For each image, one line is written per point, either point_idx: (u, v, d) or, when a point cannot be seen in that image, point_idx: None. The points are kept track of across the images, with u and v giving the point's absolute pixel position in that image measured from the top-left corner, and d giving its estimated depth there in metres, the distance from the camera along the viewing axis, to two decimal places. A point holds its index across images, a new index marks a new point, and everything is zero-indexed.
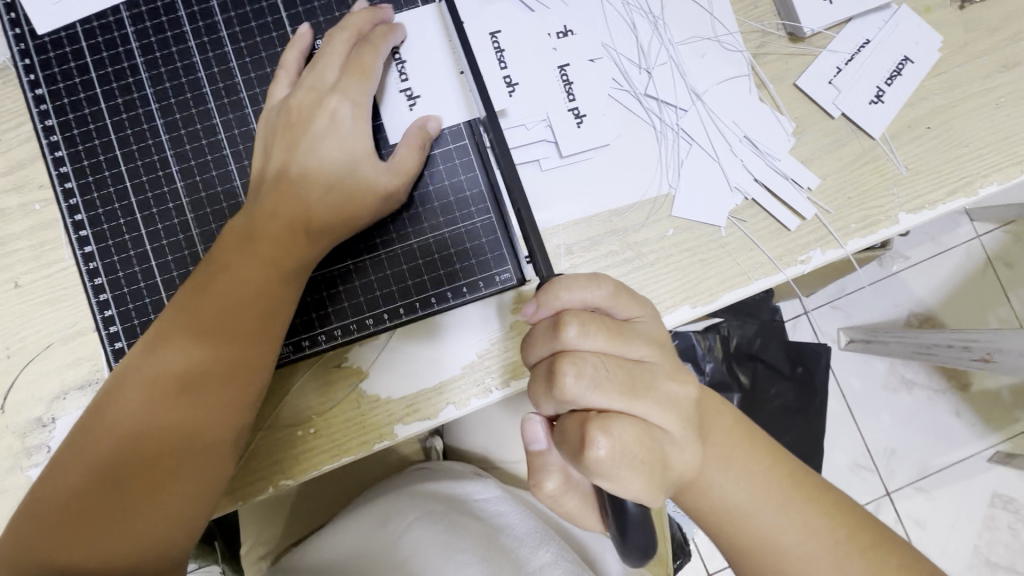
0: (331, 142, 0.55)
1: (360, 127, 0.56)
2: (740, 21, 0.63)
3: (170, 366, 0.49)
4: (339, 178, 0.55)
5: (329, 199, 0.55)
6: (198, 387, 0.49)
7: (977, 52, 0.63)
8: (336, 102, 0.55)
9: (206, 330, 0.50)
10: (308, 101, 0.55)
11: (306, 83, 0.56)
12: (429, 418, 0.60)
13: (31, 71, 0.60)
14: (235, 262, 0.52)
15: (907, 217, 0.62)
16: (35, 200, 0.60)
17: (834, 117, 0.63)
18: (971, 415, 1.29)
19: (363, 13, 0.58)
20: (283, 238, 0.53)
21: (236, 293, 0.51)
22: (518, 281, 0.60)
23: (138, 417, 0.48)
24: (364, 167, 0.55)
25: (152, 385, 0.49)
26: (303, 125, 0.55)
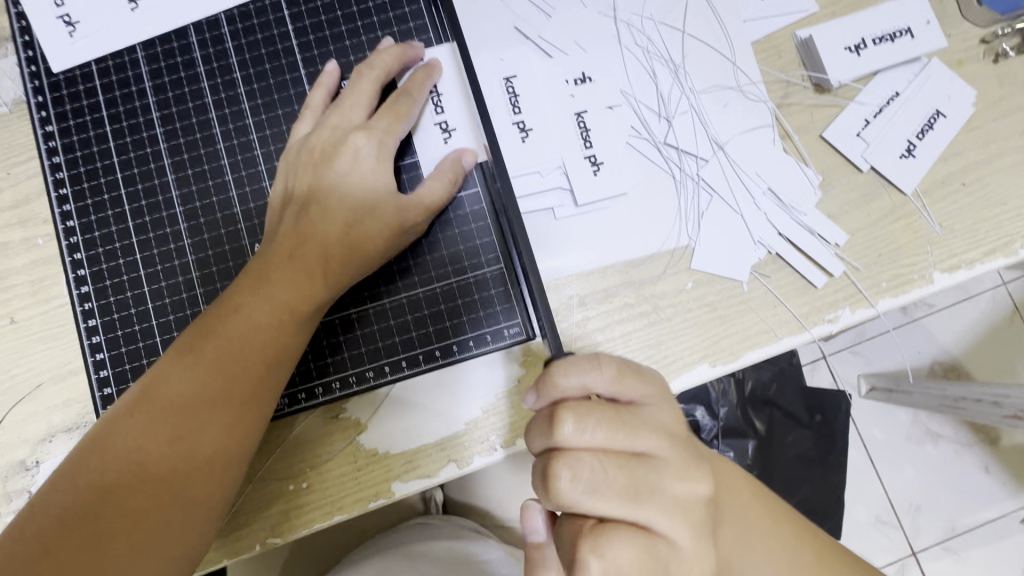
0: (354, 181, 0.54)
1: (383, 165, 0.54)
2: (763, 70, 0.61)
3: (163, 408, 0.46)
4: (362, 215, 0.53)
5: (345, 237, 0.52)
6: (192, 433, 0.46)
7: (1012, 106, 0.61)
8: (362, 140, 0.54)
9: (210, 376, 0.47)
10: (331, 139, 0.54)
11: (331, 122, 0.55)
12: (429, 476, 0.56)
13: (44, 108, 0.59)
14: (246, 304, 0.50)
15: (941, 277, 0.59)
16: (37, 235, 0.59)
17: (863, 171, 0.60)
18: (1002, 471, 1.21)
19: (394, 50, 0.57)
20: (298, 278, 0.51)
21: (246, 337, 0.49)
22: (529, 336, 0.58)
23: (128, 464, 0.45)
24: (385, 207, 0.53)
25: (147, 432, 0.46)
26: (325, 163, 0.54)
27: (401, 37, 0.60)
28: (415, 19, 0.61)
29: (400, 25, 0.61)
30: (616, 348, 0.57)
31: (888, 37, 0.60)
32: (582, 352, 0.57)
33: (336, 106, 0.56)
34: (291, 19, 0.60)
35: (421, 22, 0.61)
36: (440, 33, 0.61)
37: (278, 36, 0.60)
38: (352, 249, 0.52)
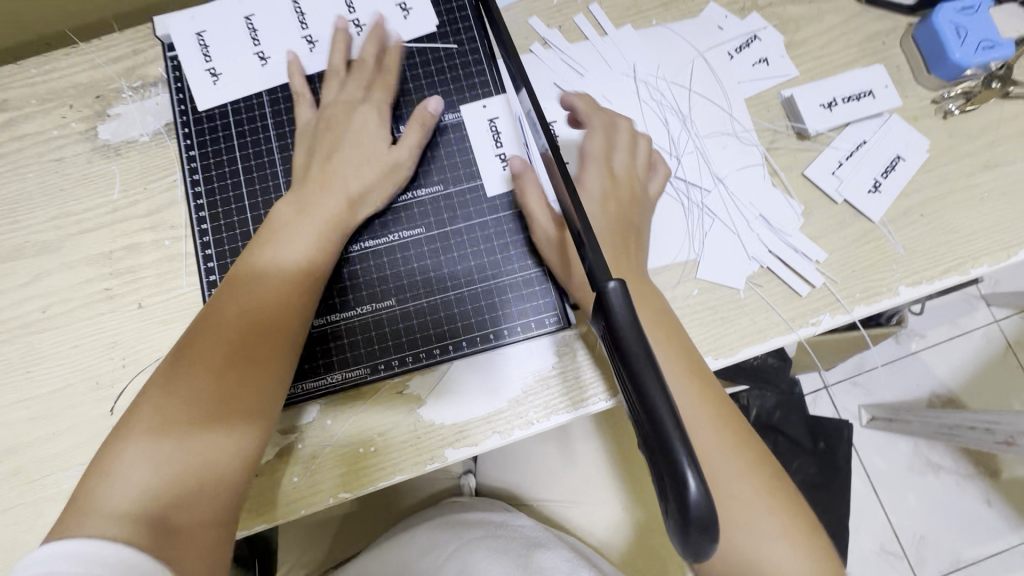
0: (359, 137, 0.69)
1: (379, 123, 0.71)
2: (755, 121, 0.76)
3: (195, 387, 0.53)
4: (367, 158, 0.68)
5: (364, 176, 0.67)
6: (233, 387, 0.54)
7: (960, 153, 0.74)
8: (364, 109, 0.71)
9: (253, 312, 0.58)
10: (337, 112, 0.70)
11: (339, 99, 0.71)
12: (477, 444, 0.67)
13: (189, 138, 0.74)
14: (284, 239, 0.63)
15: (906, 289, 0.71)
16: (165, 238, 0.73)
17: (837, 203, 0.73)
18: (1001, 502, 1.36)
19: (373, 31, 0.74)
20: (303, 241, 0.63)
21: (283, 267, 0.61)
22: (569, 324, 0.69)
23: (184, 399, 0.52)
24: (384, 153, 0.69)
25: (195, 373, 0.53)
26: (339, 129, 0.69)
27: (467, 87, 0.75)
28: (479, 74, 0.75)
29: (468, 80, 0.75)
30: None
31: (853, 97, 0.75)
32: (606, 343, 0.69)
33: (336, 86, 0.72)
34: None
35: (485, 78, 0.75)
36: (498, 83, 0.75)
37: None
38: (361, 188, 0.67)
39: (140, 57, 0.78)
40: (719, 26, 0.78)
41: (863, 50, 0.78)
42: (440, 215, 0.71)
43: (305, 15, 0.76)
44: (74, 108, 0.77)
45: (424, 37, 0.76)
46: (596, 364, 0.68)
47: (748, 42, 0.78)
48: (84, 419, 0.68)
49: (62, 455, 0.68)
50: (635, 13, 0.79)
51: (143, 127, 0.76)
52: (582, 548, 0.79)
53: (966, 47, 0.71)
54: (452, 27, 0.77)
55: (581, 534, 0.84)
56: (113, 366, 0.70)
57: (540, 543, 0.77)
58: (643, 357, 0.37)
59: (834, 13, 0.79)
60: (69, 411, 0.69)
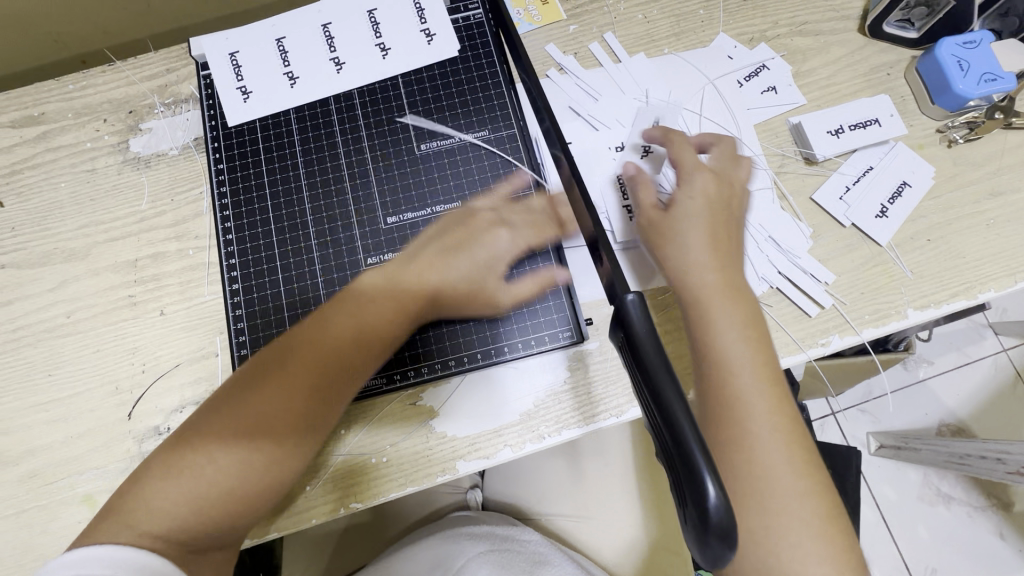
0: (473, 254, 0.69)
1: (514, 258, 0.70)
2: (765, 146, 0.78)
3: (238, 425, 0.56)
4: (464, 284, 0.68)
5: (456, 288, 0.68)
6: (271, 457, 0.56)
7: (965, 181, 0.76)
8: (505, 233, 0.70)
9: (307, 373, 0.58)
10: (480, 222, 0.70)
11: (498, 207, 0.72)
12: (488, 457, 0.68)
13: (217, 152, 0.77)
14: (352, 310, 0.62)
15: (914, 313, 0.72)
16: (189, 247, 0.75)
17: (845, 227, 0.75)
18: (1015, 536, 1.33)
19: (515, 181, 0.74)
20: (370, 326, 0.62)
21: (342, 340, 0.61)
22: (580, 339, 0.70)
23: (229, 440, 0.56)
24: (484, 291, 0.69)
25: (243, 416, 0.56)
26: (472, 238, 0.69)
27: (485, 105, 0.78)
28: (498, 97, 0.78)
29: (487, 102, 0.78)
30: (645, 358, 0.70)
31: (860, 125, 0.77)
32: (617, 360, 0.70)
33: (507, 185, 0.74)
34: (407, 95, 0.78)
35: (504, 101, 0.78)
36: (515, 103, 0.78)
37: (394, 104, 0.78)
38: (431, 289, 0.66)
39: (173, 75, 0.82)
40: (729, 55, 0.81)
41: (869, 80, 0.80)
42: None
43: (334, 39, 0.79)
44: (109, 123, 0.80)
45: (446, 61, 0.79)
46: (607, 379, 0.69)
47: (757, 71, 0.81)
48: (102, 423, 0.70)
49: (78, 458, 0.68)
50: (648, 42, 0.82)
51: (172, 141, 0.79)
52: (587, 565, 0.80)
53: (968, 79, 0.73)
54: (473, 53, 0.80)
55: (588, 552, 0.84)
56: (133, 371, 0.71)
57: (545, 560, 0.77)
58: (661, 368, 0.38)
59: (839, 45, 0.82)
60: (87, 414, 0.70)
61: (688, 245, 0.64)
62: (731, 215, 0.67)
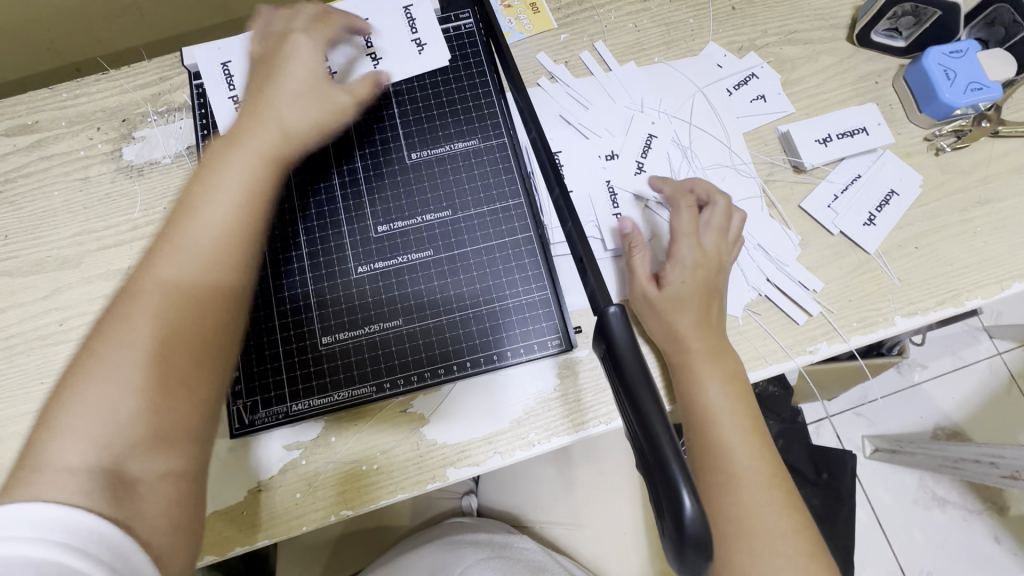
0: (285, 77, 0.63)
1: (319, 56, 0.66)
2: (753, 155, 0.78)
3: (137, 320, 0.47)
4: (303, 82, 0.63)
5: (298, 111, 0.62)
6: (168, 351, 0.47)
7: (952, 189, 0.76)
8: (300, 39, 0.66)
9: (179, 245, 0.51)
10: (276, 42, 0.67)
11: (274, 31, 0.68)
12: (477, 465, 0.68)
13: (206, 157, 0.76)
14: (218, 181, 0.55)
15: (902, 320, 0.72)
16: None
17: (833, 234, 0.75)
18: (1009, 539, 1.34)
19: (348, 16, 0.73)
20: (230, 194, 0.54)
21: (219, 208, 0.53)
22: (569, 347, 0.70)
23: (123, 347, 0.46)
24: (322, 89, 0.64)
25: (128, 312, 0.48)
26: (280, 57, 0.65)
27: (475, 112, 0.78)
28: (488, 106, 0.79)
29: (477, 112, 0.78)
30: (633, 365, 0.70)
31: (848, 134, 0.78)
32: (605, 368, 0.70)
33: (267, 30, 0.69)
34: (398, 104, 0.78)
35: (494, 110, 0.79)
36: (505, 111, 0.78)
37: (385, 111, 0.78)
38: (298, 134, 0.62)
39: (166, 84, 0.82)
40: (719, 64, 0.82)
41: (857, 88, 0.81)
42: (448, 239, 0.73)
43: None
44: (102, 131, 0.81)
45: (436, 70, 0.80)
46: (596, 387, 0.70)
47: (746, 79, 0.81)
48: None
49: None
50: (638, 51, 0.83)
51: (166, 149, 0.80)
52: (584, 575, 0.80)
53: (955, 88, 0.74)
54: (464, 62, 0.81)
55: (580, 557, 0.84)
56: None
57: (543, 569, 0.77)
58: (644, 386, 0.39)
59: (828, 54, 0.82)
60: None
61: (676, 317, 0.64)
62: (718, 289, 0.67)
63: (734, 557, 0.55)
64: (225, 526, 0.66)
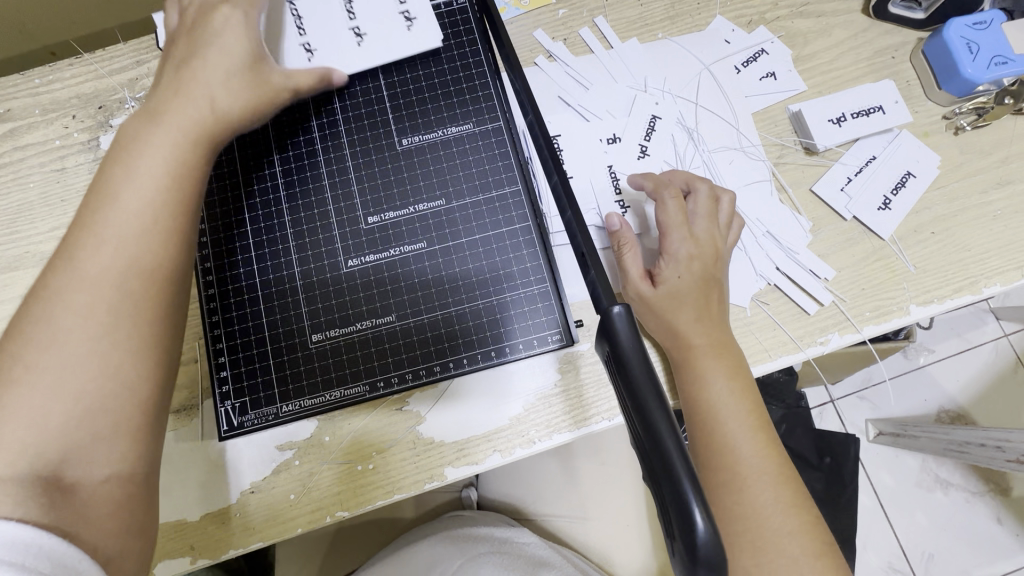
0: (220, 47, 0.55)
1: (249, 32, 0.58)
2: (762, 136, 0.75)
3: (57, 322, 0.43)
4: (248, 61, 0.56)
5: (235, 88, 0.54)
6: (94, 352, 0.43)
7: (971, 170, 0.73)
8: (226, 12, 0.58)
9: (106, 234, 0.45)
10: (197, 20, 0.58)
11: (197, 3, 0.59)
12: (476, 463, 0.66)
13: None
14: (138, 163, 0.48)
15: (917, 309, 0.69)
16: None
17: (846, 220, 0.72)
18: (1013, 521, 1.33)
19: None
20: (150, 175, 0.48)
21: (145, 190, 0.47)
22: (569, 342, 0.67)
23: (41, 355, 0.42)
24: (265, 62, 0.57)
25: (45, 314, 0.43)
26: (202, 36, 0.56)
27: (469, 92, 0.74)
28: (483, 89, 0.75)
29: (472, 94, 0.74)
30: None
31: (863, 113, 0.74)
32: None
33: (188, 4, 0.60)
34: (388, 87, 0.74)
35: (489, 91, 0.75)
36: (501, 90, 0.74)
37: (374, 95, 0.74)
38: (229, 108, 0.53)
39: (143, 68, 0.78)
40: (726, 39, 0.77)
41: (873, 64, 0.77)
42: (441, 230, 0.70)
43: (302, 18, 0.71)
44: (77, 119, 0.77)
45: (427, 49, 0.75)
46: (598, 382, 0.67)
47: (755, 56, 0.77)
48: None
49: None
50: (641, 26, 0.78)
51: None
52: (588, 568, 0.78)
53: (977, 63, 0.70)
54: (456, 40, 0.76)
55: (582, 550, 0.83)
56: None
57: (546, 562, 0.75)
58: (649, 389, 0.36)
59: (842, 27, 0.78)
60: None
61: (673, 315, 0.62)
62: (715, 282, 0.63)
63: (740, 559, 0.53)
64: (217, 528, 0.64)
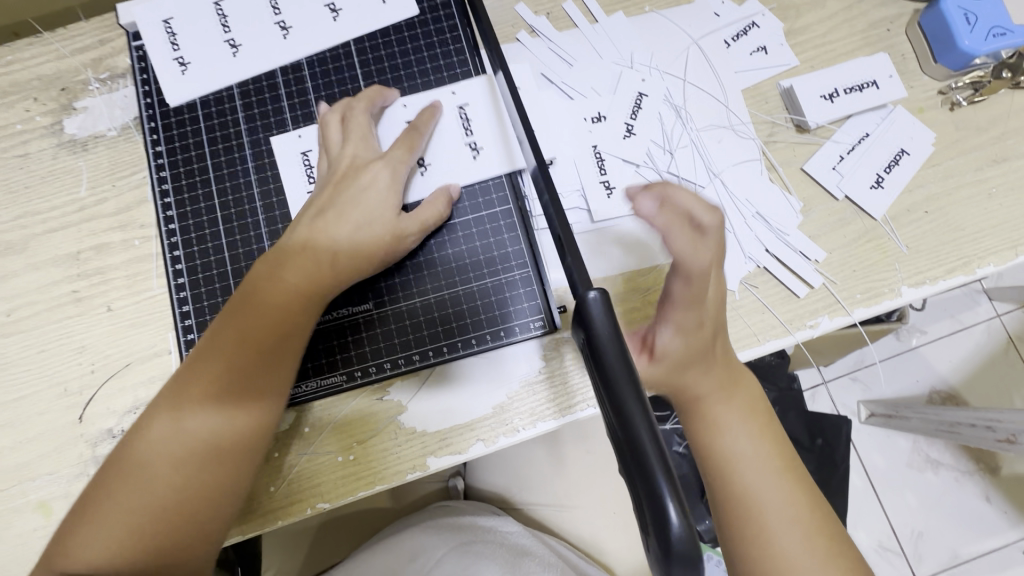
0: (366, 205, 0.63)
1: (393, 188, 0.64)
2: (752, 113, 0.72)
3: (173, 440, 0.56)
4: (371, 225, 0.62)
5: (359, 241, 0.62)
6: (195, 472, 0.56)
7: (967, 147, 0.71)
8: (379, 169, 0.64)
9: (224, 369, 0.57)
10: (351, 167, 0.64)
11: (349, 152, 0.65)
12: (459, 453, 0.65)
13: (155, 133, 0.72)
14: (261, 303, 0.59)
15: (909, 290, 0.68)
16: (135, 237, 0.70)
17: (838, 199, 0.70)
18: (1001, 499, 1.34)
19: (372, 91, 0.68)
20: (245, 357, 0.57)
21: (252, 347, 0.58)
22: (551, 328, 0.66)
23: (158, 460, 0.55)
24: (391, 227, 0.63)
25: (173, 428, 0.56)
26: (349, 184, 0.63)
27: (445, 69, 0.72)
28: (461, 67, 0.72)
29: (448, 73, 0.72)
30: None
31: (856, 88, 0.71)
32: None
33: (353, 115, 0.66)
34: (361, 65, 0.72)
35: (467, 69, 0.72)
36: (479, 66, 0.72)
37: (347, 77, 0.72)
38: (345, 260, 0.61)
39: (107, 47, 0.74)
40: (715, 13, 0.74)
41: (868, 37, 0.74)
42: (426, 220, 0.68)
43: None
44: (40, 102, 0.73)
45: (402, 26, 0.73)
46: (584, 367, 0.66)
47: (745, 29, 0.74)
48: (51, 427, 0.66)
49: (29, 465, 0.65)
50: None
51: (111, 121, 0.73)
52: (567, 555, 0.78)
53: (975, 34, 0.68)
54: (433, 16, 0.73)
55: (571, 536, 0.83)
56: (81, 372, 0.67)
57: (529, 552, 0.76)
58: (625, 380, 0.34)
59: None
60: (35, 419, 0.66)
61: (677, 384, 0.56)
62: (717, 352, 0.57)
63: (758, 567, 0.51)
64: None
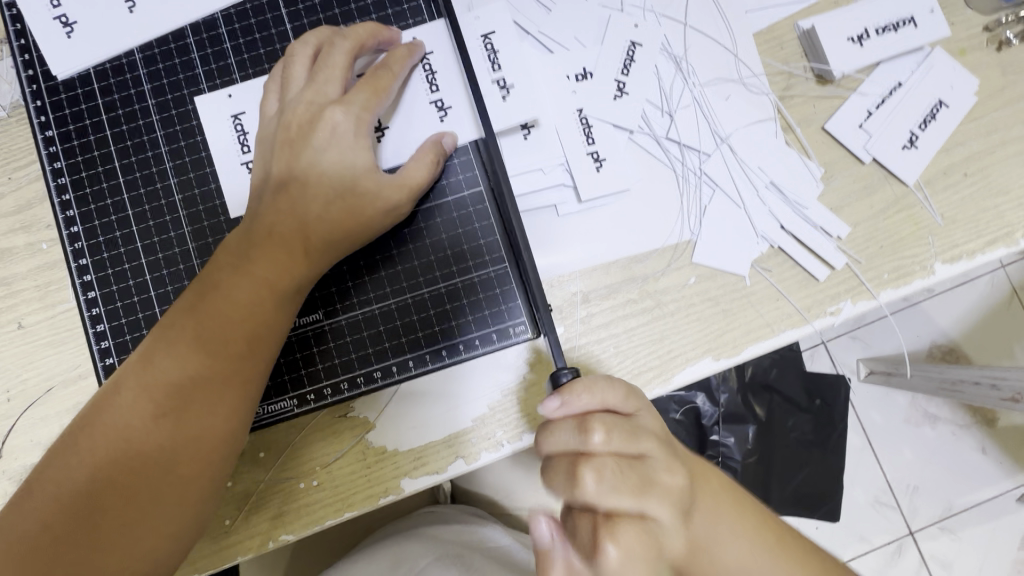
0: (332, 158, 0.53)
1: (361, 142, 0.53)
2: (765, 63, 0.61)
3: (124, 426, 0.47)
4: (342, 196, 0.53)
5: (327, 217, 0.52)
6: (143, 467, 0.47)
7: (1015, 95, 0.60)
8: (339, 115, 0.52)
9: (190, 347, 0.49)
10: (307, 115, 0.53)
11: (306, 96, 0.53)
12: (437, 473, 0.57)
13: (43, 113, 0.60)
14: (232, 282, 0.51)
15: (942, 268, 0.59)
16: (41, 240, 0.59)
17: (864, 163, 0.60)
18: (998, 452, 1.22)
19: (370, 27, 0.56)
20: (216, 338, 0.50)
21: (226, 323, 0.50)
22: (533, 335, 0.58)
23: (105, 444, 0.47)
24: (365, 185, 0.53)
25: (130, 411, 0.48)
26: (306, 143, 0.53)
27: (394, 18, 0.60)
28: (413, 17, 0.60)
29: (398, 24, 0.60)
30: (619, 344, 0.58)
31: (891, 27, 0.60)
32: (587, 347, 0.58)
33: (322, 53, 0.54)
34: (290, 18, 0.60)
35: (420, 18, 0.60)
36: (433, 13, 0.60)
37: (275, 34, 0.60)
38: (318, 232, 0.52)
39: None
40: None
41: None
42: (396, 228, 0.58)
43: None
44: None
45: None
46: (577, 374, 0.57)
47: None
48: None
49: None
50: None
51: None
52: None
53: None
54: None
55: None
56: None
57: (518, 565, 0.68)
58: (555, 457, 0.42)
59: None
60: None
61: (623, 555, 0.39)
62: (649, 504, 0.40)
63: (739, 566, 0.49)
64: None
